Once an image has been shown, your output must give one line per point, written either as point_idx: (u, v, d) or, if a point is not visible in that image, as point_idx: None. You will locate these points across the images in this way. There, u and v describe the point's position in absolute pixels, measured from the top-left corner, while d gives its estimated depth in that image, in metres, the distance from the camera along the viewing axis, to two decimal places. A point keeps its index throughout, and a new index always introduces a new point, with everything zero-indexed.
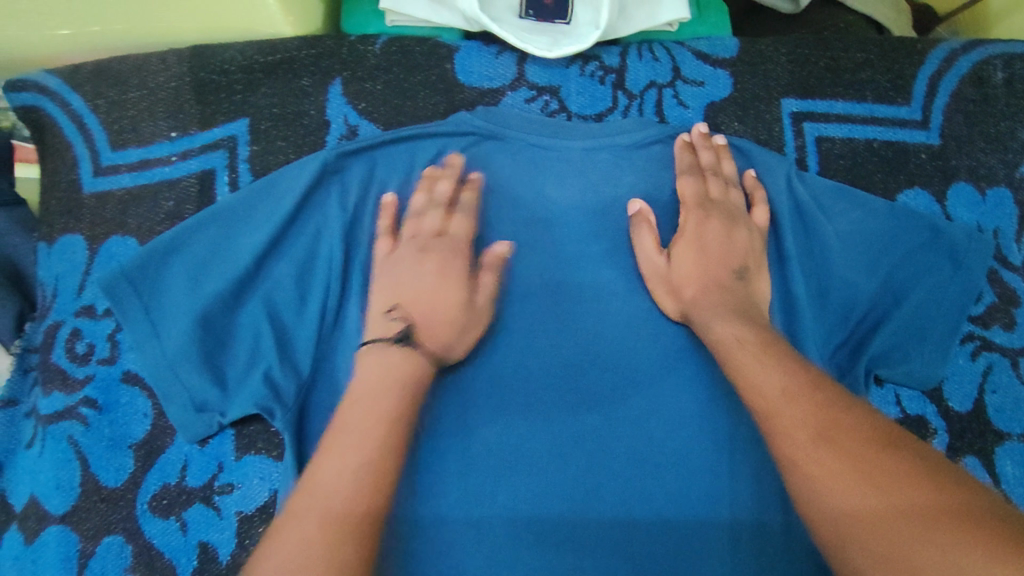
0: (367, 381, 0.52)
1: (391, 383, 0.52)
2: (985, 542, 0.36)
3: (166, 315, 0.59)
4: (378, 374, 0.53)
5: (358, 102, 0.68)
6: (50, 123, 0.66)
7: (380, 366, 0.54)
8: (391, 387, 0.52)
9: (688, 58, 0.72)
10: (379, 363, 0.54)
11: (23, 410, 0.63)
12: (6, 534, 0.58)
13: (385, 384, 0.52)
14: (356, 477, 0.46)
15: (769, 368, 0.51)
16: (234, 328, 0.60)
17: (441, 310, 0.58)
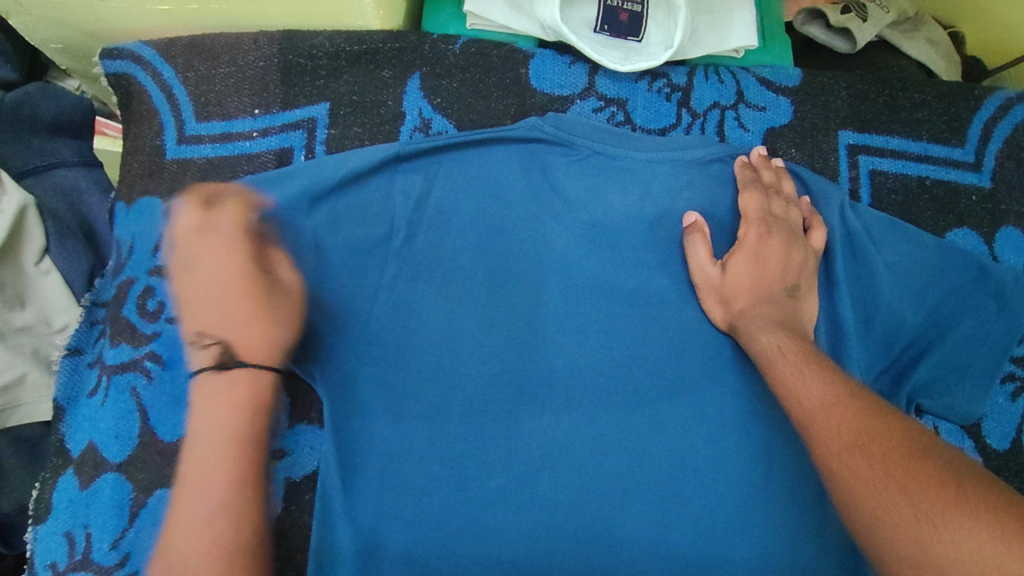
0: (205, 404, 0.59)
1: (248, 399, 0.60)
2: (1010, 542, 0.39)
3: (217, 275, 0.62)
4: (211, 398, 0.60)
5: (434, 98, 0.72)
6: (138, 91, 0.71)
7: (207, 388, 0.60)
8: (227, 409, 0.59)
9: (752, 84, 0.75)
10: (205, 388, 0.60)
11: (86, 359, 0.67)
12: (62, 477, 0.63)
13: (227, 408, 0.60)
14: (217, 501, 0.56)
15: (812, 378, 0.55)
16: (282, 303, 0.61)
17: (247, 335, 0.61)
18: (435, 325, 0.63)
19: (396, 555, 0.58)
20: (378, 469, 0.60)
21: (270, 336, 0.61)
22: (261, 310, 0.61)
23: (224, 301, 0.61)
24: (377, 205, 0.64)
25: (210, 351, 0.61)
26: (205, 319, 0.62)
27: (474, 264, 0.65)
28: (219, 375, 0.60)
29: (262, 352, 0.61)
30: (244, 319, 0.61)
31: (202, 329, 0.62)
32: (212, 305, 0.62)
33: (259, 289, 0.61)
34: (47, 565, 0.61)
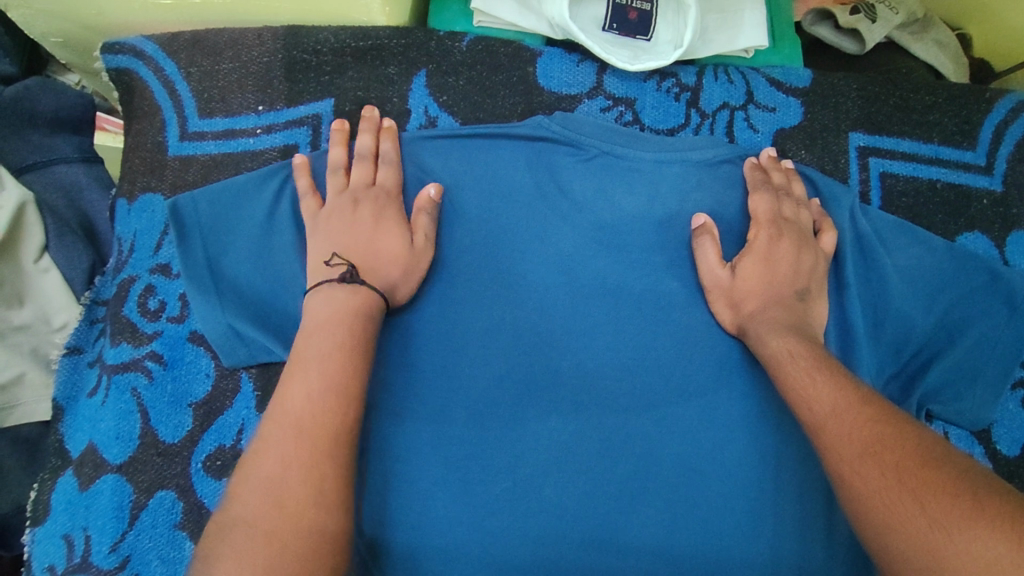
0: (315, 352, 0.54)
1: (325, 338, 0.54)
2: None
3: (226, 269, 0.61)
4: (318, 347, 0.54)
5: (440, 96, 0.71)
6: (141, 87, 0.70)
7: (313, 337, 0.55)
8: (330, 357, 0.54)
9: (762, 84, 0.74)
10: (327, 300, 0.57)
11: (86, 359, 0.66)
12: (61, 478, 0.62)
13: (331, 354, 0.54)
14: (314, 450, 0.49)
15: (823, 383, 0.54)
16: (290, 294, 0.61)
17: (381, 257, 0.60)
18: (440, 325, 0.63)
19: (400, 558, 0.58)
20: (382, 472, 0.59)
21: (405, 257, 0.61)
22: (393, 223, 0.62)
23: (349, 216, 0.61)
24: (450, 158, 0.67)
25: (340, 269, 0.58)
26: (325, 243, 0.60)
27: (480, 265, 0.64)
28: (341, 287, 0.57)
29: (398, 272, 0.60)
30: (376, 236, 0.61)
31: (331, 251, 0.60)
32: (325, 227, 0.61)
33: (368, 197, 0.62)
34: (46, 568, 0.60)
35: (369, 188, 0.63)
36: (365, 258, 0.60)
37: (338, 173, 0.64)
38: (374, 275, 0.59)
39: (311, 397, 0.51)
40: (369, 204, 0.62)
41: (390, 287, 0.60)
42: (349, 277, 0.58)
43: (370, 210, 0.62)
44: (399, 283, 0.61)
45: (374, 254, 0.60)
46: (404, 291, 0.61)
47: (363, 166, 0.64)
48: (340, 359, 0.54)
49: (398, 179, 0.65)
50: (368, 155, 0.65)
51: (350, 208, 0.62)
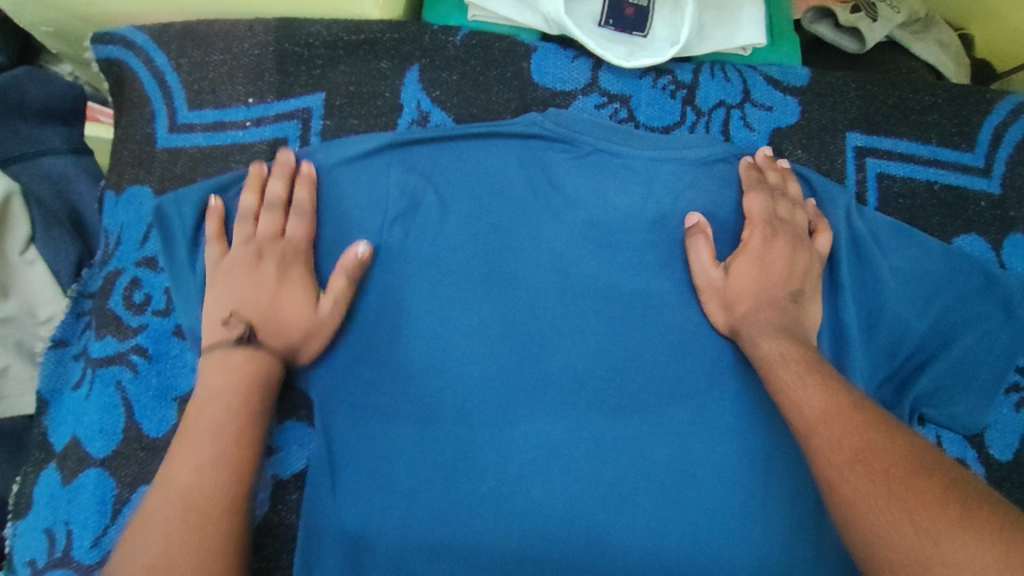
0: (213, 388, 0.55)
1: (226, 374, 0.56)
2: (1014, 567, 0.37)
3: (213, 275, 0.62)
4: (222, 381, 0.55)
5: (433, 91, 0.70)
6: (131, 78, 0.69)
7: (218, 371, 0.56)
8: (233, 389, 0.55)
9: (759, 83, 0.73)
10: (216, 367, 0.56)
11: (71, 352, 0.66)
12: (44, 471, 0.62)
13: (226, 386, 0.55)
14: (217, 469, 0.50)
15: (814, 388, 0.53)
16: None
17: (282, 321, 0.59)
18: (426, 323, 0.62)
19: (383, 557, 0.57)
20: (366, 469, 0.59)
21: (311, 324, 0.59)
22: (302, 284, 0.60)
23: (252, 271, 0.59)
24: (359, 181, 0.65)
25: (237, 330, 0.57)
26: (224, 300, 0.59)
27: (468, 264, 0.63)
28: (237, 351, 0.57)
29: (301, 334, 0.59)
30: (281, 292, 0.59)
31: (228, 311, 0.58)
32: (225, 279, 0.59)
33: (272, 251, 0.60)
34: (27, 562, 0.59)
35: (276, 240, 0.61)
36: (265, 321, 0.58)
37: (245, 221, 0.62)
38: (275, 336, 0.58)
39: (214, 421, 0.53)
40: (273, 258, 0.60)
41: (290, 351, 0.59)
42: (246, 337, 0.57)
43: (275, 265, 0.60)
44: (306, 345, 0.59)
45: (274, 320, 0.59)
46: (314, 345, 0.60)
47: (272, 215, 0.62)
48: (239, 391, 0.55)
49: (310, 230, 0.63)
50: (278, 203, 0.63)
51: (253, 263, 0.60)
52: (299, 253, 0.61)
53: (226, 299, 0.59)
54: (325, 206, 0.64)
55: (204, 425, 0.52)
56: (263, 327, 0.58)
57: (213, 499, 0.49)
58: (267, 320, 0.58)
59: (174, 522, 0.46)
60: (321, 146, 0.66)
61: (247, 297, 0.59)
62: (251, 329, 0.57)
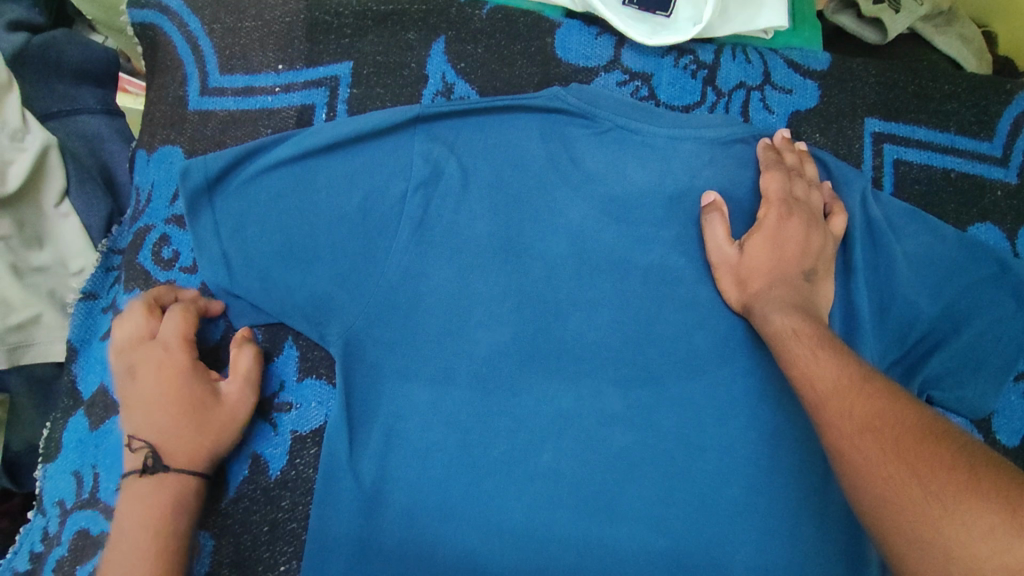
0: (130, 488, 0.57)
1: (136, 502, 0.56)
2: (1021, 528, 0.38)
3: (243, 246, 0.62)
4: (136, 511, 0.56)
5: (458, 63, 0.71)
6: (164, 42, 0.72)
7: (132, 501, 0.56)
8: (154, 510, 0.56)
9: (780, 66, 0.74)
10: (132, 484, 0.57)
11: (101, 304, 0.69)
12: (74, 416, 0.65)
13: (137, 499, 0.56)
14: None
15: (826, 361, 0.54)
16: (306, 273, 0.62)
17: (178, 423, 0.59)
18: (444, 290, 0.63)
19: (397, 511, 0.59)
20: (382, 427, 0.61)
21: (216, 421, 0.61)
22: (198, 381, 0.61)
23: (142, 385, 0.60)
24: (350, 167, 0.64)
25: (141, 453, 0.58)
26: (131, 424, 0.59)
27: (488, 234, 0.65)
28: (143, 478, 0.57)
29: (213, 435, 0.60)
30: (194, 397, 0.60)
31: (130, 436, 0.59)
32: (127, 399, 0.60)
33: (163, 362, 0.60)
34: (56, 502, 0.63)
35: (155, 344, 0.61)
36: (163, 433, 0.58)
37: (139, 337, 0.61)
38: (176, 445, 0.58)
39: (137, 549, 0.54)
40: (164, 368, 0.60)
41: (197, 448, 0.59)
42: (147, 467, 0.57)
43: (155, 370, 0.60)
44: (213, 441, 0.60)
45: (179, 424, 0.59)
46: (226, 435, 0.61)
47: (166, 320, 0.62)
48: (168, 435, 0.58)
49: (186, 322, 0.62)
50: (152, 308, 0.62)
51: (139, 374, 0.60)
52: (177, 351, 0.61)
53: (130, 425, 0.59)
54: (323, 190, 0.63)
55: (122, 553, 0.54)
56: (161, 442, 0.58)
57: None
58: (165, 428, 0.58)
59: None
60: (324, 125, 0.66)
61: (142, 416, 0.59)
62: (152, 452, 0.57)
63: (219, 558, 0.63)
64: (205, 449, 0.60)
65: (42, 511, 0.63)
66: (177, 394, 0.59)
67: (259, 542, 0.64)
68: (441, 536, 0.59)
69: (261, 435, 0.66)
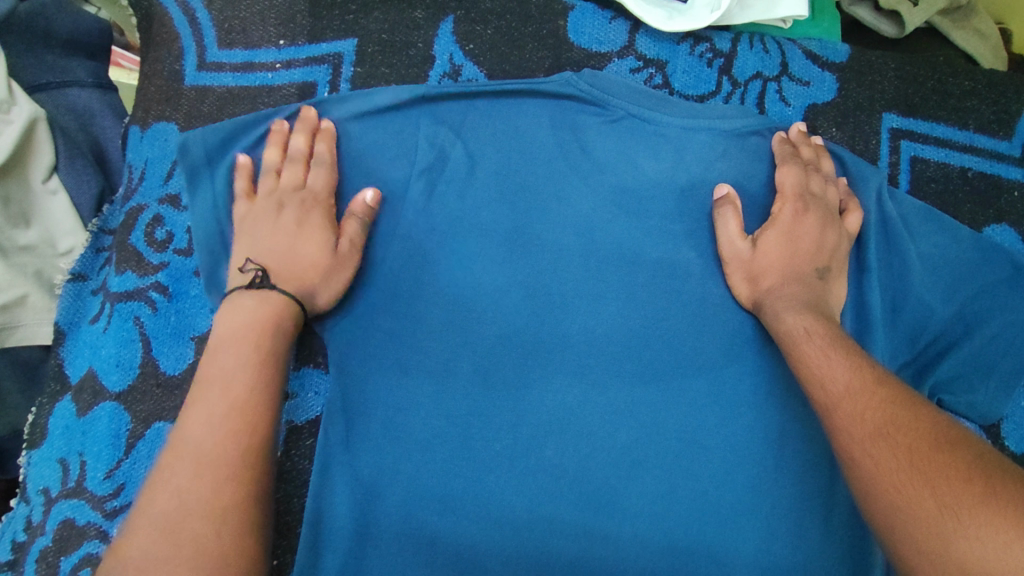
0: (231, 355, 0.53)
1: (227, 355, 0.53)
2: None
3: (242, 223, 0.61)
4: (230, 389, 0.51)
5: (467, 43, 0.69)
6: (159, 13, 0.70)
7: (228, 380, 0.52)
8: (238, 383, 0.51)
9: (798, 56, 0.72)
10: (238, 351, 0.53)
11: (90, 286, 0.68)
12: (61, 402, 0.63)
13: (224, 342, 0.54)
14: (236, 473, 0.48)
15: (839, 361, 0.53)
16: None
17: (297, 261, 0.58)
18: (448, 277, 0.61)
19: (394, 508, 0.57)
20: (382, 418, 0.59)
21: (326, 264, 0.58)
22: (317, 227, 0.59)
23: (271, 218, 0.59)
24: (373, 134, 0.64)
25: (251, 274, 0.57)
26: (247, 248, 0.59)
27: (495, 222, 0.63)
28: (248, 295, 0.56)
29: (316, 277, 0.58)
30: (300, 239, 0.59)
31: (246, 256, 0.58)
32: (247, 224, 0.60)
33: (292, 200, 0.60)
34: (41, 489, 0.61)
35: (297, 191, 0.60)
36: (280, 262, 0.58)
37: (269, 175, 0.61)
38: (289, 279, 0.57)
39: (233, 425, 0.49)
40: (292, 208, 0.60)
41: (305, 295, 0.58)
42: (256, 282, 0.56)
43: (295, 212, 0.60)
44: (322, 282, 0.58)
45: (294, 260, 0.58)
46: (336, 283, 0.58)
47: (294, 168, 0.61)
48: (291, 270, 0.58)
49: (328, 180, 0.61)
50: (297, 155, 0.62)
51: (274, 206, 0.60)
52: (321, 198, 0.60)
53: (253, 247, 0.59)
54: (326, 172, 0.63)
55: (202, 417, 0.49)
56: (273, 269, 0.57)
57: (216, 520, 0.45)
58: (284, 259, 0.58)
59: (192, 513, 0.45)
60: (351, 93, 0.65)
61: (271, 244, 0.58)
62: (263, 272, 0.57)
63: None
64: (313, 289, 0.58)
65: (26, 499, 0.62)
66: (308, 236, 0.59)
67: None
68: (440, 531, 0.57)
69: None
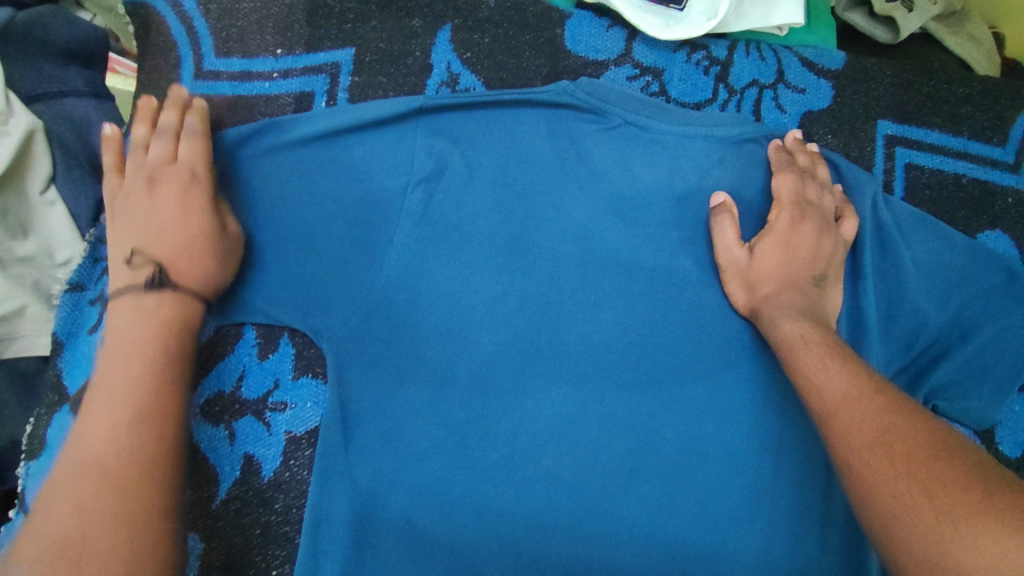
0: (126, 315, 0.54)
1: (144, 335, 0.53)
2: None
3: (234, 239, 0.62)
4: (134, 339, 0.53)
5: (464, 52, 0.69)
6: (156, 22, 0.70)
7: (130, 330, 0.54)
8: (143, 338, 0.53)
9: (794, 64, 0.73)
10: (131, 310, 0.55)
11: (88, 296, 0.67)
12: (59, 412, 0.63)
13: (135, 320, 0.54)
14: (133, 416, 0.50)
15: (835, 369, 0.53)
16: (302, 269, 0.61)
17: (185, 245, 0.57)
18: (444, 287, 0.61)
19: (393, 518, 0.58)
20: (379, 427, 0.59)
21: (214, 246, 0.58)
22: (198, 204, 0.58)
23: (149, 200, 0.58)
24: (352, 154, 0.63)
25: (143, 270, 0.56)
26: (127, 237, 0.57)
27: (492, 231, 0.63)
28: (150, 296, 0.55)
29: (203, 262, 0.57)
30: (183, 221, 0.57)
31: (132, 248, 0.57)
32: (128, 213, 0.58)
33: (165, 176, 0.59)
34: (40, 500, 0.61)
35: (169, 167, 0.59)
36: (171, 254, 0.56)
37: (138, 151, 0.60)
38: (181, 269, 0.56)
39: (132, 375, 0.51)
40: (170, 184, 0.58)
41: (202, 283, 0.57)
42: (157, 282, 0.55)
43: (174, 191, 0.58)
44: (211, 266, 0.58)
45: (175, 239, 0.57)
46: (222, 265, 0.58)
47: (163, 142, 0.60)
48: (184, 254, 0.57)
49: (202, 153, 0.61)
50: (170, 130, 0.61)
51: (147, 190, 0.58)
52: (196, 176, 0.60)
53: (135, 238, 0.57)
54: (319, 184, 0.63)
55: (96, 422, 0.49)
56: (165, 260, 0.56)
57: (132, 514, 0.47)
58: (169, 248, 0.57)
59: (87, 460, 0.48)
60: (345, 106, 0.65)
61: (156, 231, 0.57)
62: (160, 269, 0.55)
63: (210, 561, 0.62)
64: (201, 273, 0.57)
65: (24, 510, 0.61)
66: (191, 219, 0.57)
67: (252, 545, 0.62)
68: (439, 539, 0.57)
69: (255, 434, 0.64)
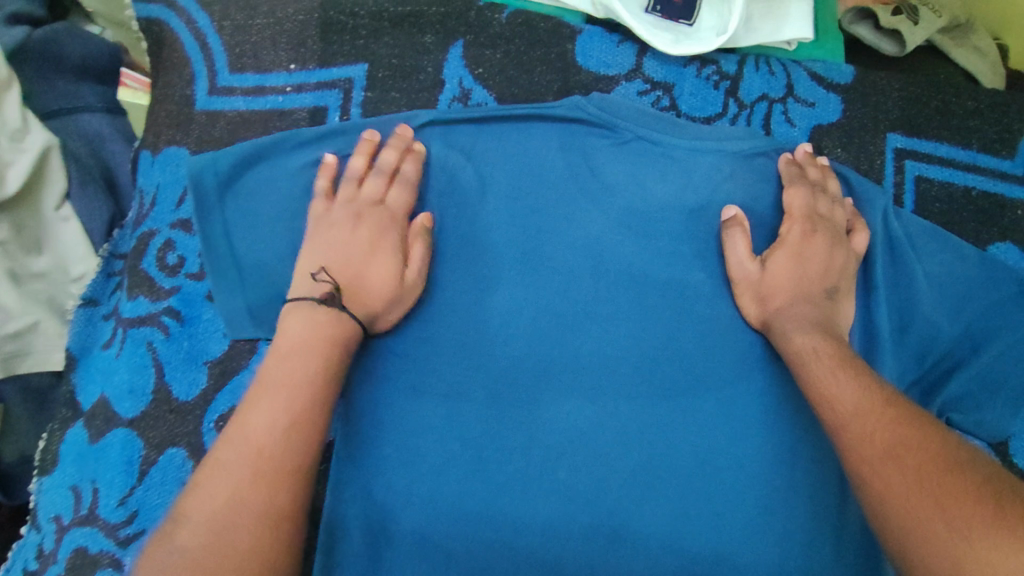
0: (300, 334, 0.53)
1: (309, 362, 0.51)
2: None
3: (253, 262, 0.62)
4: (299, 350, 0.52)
5: (476, 68, 0.70)
6: (170, 39, 0.71)
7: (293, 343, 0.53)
8: (304, 353, 0.52)
9: (803, 78, 0.73)
10: (306, 317, 0.54)
11: (101, 311, 0.68)
12: (73, 428, 0.63)
13: (306, 352, 0.52)
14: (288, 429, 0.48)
15: (848, 382, 0.53)
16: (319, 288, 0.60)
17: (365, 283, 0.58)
18: (457, 301, 0.62)
19: (407, 534, 0.57)
20: (393, 441, 0.58)
21: (400, 293, 0.59)
22: (389, 248, 0.59)
23: (347, 232, 0.59)
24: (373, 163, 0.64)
25: (325, 287, 0.56)
26: (314, 257, 0.58)
27: (507, 245, 0.63)
28: (322, 308, 0.55)
29: (382, 302, 0.58)
30: (371, 259, 0.58)
31: (316, 265, 0.58)
32: (321, 237, 0.59)
33: (372, 214, 0.60)
34: (53, 517, 0.61)
35: (374, 206, 0.61)
36: (353, 281, 0.57)
37: (350, 183, 0.62)
38: (357, 302, 0.57)
39: (294, 389, 0.50)
40: (371, 221, 0.60)
41: (371, 317, 0.58)
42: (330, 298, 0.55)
43: (371, 229, 0.60)
44: (389, 311, 0.59)
45: (363, 280, 0.58)
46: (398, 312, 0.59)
47: (379, 180, 0.62)
48: (376, 291, 0.58)
49: (408, 202, 0.62)
50: (386, 171, 0.62)
51: (349, 224, 0.59)
52: (394, 220, 0.61)
53: (321, 259, 0.58)
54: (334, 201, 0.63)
55: (258, 427, 0.47)
56: (351, 287, 0.57)
57: (238, 538, 0.43)
58: (359, 280, 0.57)
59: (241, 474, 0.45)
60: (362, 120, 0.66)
61: (349, 260, 0.58)
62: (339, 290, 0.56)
63: None
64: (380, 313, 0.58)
65: (37, 527, 0.62)
66: (380, 257, 0.59)
67: None
68: (454, 555, 0.56)
69: None
